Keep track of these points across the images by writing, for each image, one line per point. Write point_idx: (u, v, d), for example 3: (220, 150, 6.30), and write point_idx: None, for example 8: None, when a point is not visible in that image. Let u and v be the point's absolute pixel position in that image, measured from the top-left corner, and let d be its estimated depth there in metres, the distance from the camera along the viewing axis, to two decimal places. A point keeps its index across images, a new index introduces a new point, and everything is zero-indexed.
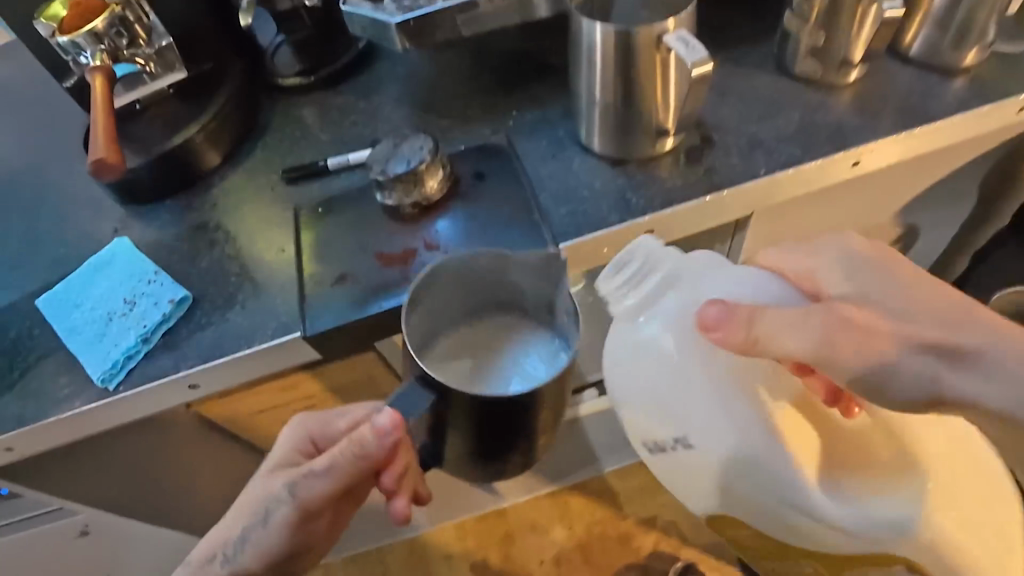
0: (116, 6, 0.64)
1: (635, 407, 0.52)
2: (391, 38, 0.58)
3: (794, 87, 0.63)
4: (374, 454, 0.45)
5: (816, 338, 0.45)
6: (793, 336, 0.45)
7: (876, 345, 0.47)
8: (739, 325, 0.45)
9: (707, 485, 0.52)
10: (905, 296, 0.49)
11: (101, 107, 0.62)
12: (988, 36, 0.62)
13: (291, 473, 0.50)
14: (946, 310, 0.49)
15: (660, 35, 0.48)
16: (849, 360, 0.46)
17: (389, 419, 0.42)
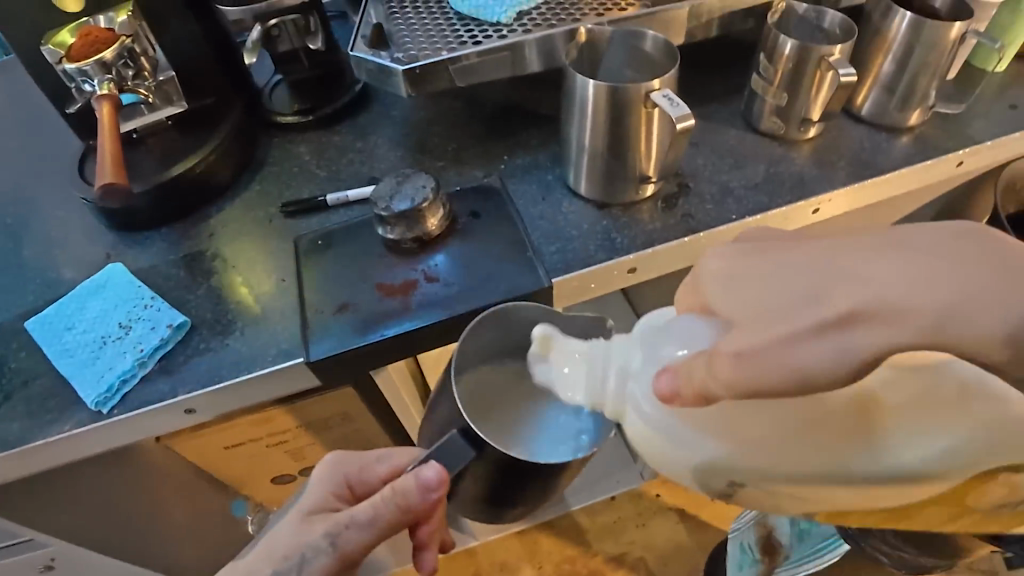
0: (126, 39, 0.68)
1: (665, 468, 0.43)
2: (395, 83, 0.63)
3: (760, 141, 0.70)
4: (417, 508, 0.45)
5: (753, 348, 0.34)
6: (736, 372, 0.34)
7: (781, 354, 0.33)
8: (695, 376, 0.35)
9: (816, 499, 0.40)
10: (794, 277, 0.36)
11: (108, 135, 0.65)
12: (928, 99, 0.69)
13: (331, 521, 0.49)
14: (875, 255, 0.34)
15: (647, 92, 0.53)
16: (799, 367, 0.33)
17: (434, 474, 0.43)
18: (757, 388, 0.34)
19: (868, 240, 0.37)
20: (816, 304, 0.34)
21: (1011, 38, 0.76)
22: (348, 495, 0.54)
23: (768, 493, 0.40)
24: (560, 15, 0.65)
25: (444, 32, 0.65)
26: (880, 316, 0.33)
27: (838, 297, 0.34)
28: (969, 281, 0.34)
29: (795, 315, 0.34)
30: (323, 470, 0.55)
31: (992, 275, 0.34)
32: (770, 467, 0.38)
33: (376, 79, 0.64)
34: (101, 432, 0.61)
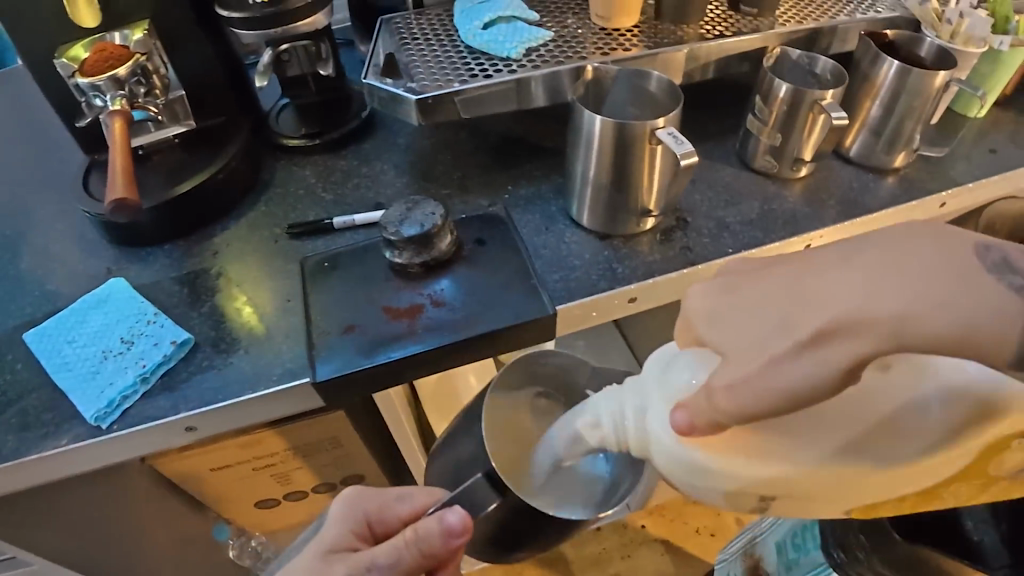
0: (141, 57, 0.70)
1: (700, 488, 0.44)
2: (405, 110, 0.64)
3: (755, 179, 0.72)
4: (439, 552, 0.47)
5: (743, 377, 0.35)
6: (736, 400, 0.35)
7: (767, 377, 0.34)
8: (701, 408, 0.37)
9: (846, 487, 0.42)
10: (770, 306, 0.37)
11: (121, 151, 0.66)
12: (913, 142, 0.72)
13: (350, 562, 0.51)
14: (829, 271, 0.35)
15: (653, 130, 0.56)
16: (774, 387, 0.34)
17: (458, 519, 0.44)
18: (756, 411, 0.35)
19: (830, 256, 0.38)
20: (787, 331, 0.35)
21: (989, 87, 0.80)
22: (366, 532, 0.55)
23: (800, 494, 0.42)
24: (567, 53, 0.68)
25: (455, 65, 0.67)
26: (851, 329, 0.33)
27: (806, 322, 0.35)
28: (920, 283, 0.34)
29: (770, 343, 0.35)
30: (341, 505, 0.56)
31: (944, 273, 0.34)
32: (793, 466, 0.41)
33: (387, 107, 0.66)
34: (98, 448, 0.61)
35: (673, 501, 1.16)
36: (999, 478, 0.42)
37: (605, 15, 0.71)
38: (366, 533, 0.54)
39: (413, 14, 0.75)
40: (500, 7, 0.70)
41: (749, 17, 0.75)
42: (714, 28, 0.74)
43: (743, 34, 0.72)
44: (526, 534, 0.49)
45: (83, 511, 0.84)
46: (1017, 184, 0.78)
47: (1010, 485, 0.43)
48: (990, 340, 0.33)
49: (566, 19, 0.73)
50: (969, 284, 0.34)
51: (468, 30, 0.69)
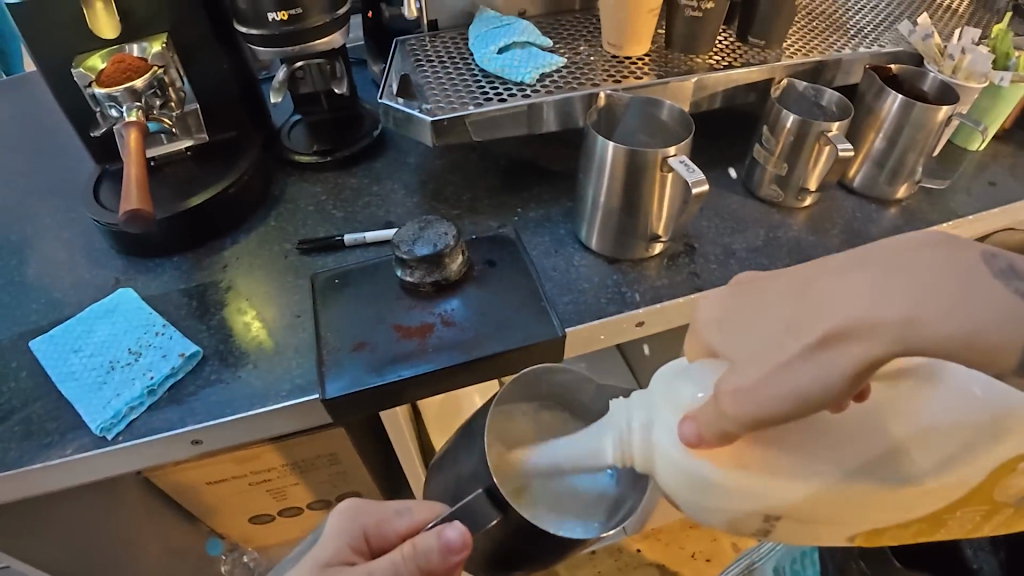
0: (158, 69, 0.71)
1: (708, 508, 0.43)
2: (418, 131, 0.65)
3: (761, 207, 0.73)
4: (438, 569, 0.46)
5: (750, 382, 0.35)
6: (748, 400, 0.35)
7: (774, 381, 0.34)
8: (711, 418, 0.37)
9: (852, 516, 0.41)
10: (779, 313, 0.37)
11: (135, 162, 0.66)
12: (915, 175, 0.72)
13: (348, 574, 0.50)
14: (835, 282, 0.35)
15: (664, 157, 0.57)
16: (792, 390, 0.34)
17: (459, 534, 0.44)
18: (763, 416, 0.35)
19: (840, 259, 0.37)
20: (797, 335, 0.35)
21: (990, 121, 0.82)
22: (364, 546, 0.54)
23: (801, 518, 0.42)
24: (579, 80, 0.69)
25: (470, 87, 0.68)
26: (858, 331, 0.33)
27: (814, 327, 0.34)
28: (925, 287, 0.33)
29: (779, 348, 0.35)
30: (339, 517, 0.55)
31: (951, 274, 0.33)
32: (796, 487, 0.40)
33: (401, 127, 0.67)
34: (103, 458, 0.61)
35: (669, 525, 1.16)
36: (1005, 506, 0.42)
37: (616, 43, 0.72)
38: (364, 546, 0.54)
39: (428, 37, 0.76)
40: (514, 33, 0.71)
41: (758, 49, 0.76)
42: (724, 58, 0.75)
43: (751, 66, 0.73)
44: (532, 552, 0.49)
45: (80, 520, 0.83)
46: (1017, 218, 0.79)
47: (1013, 517, 0.43)
48: (994, 346, 0.32)
49: (578, 46, 0.75)
50: (977, 285, 0.32)
51: (483, 54, 0.70)
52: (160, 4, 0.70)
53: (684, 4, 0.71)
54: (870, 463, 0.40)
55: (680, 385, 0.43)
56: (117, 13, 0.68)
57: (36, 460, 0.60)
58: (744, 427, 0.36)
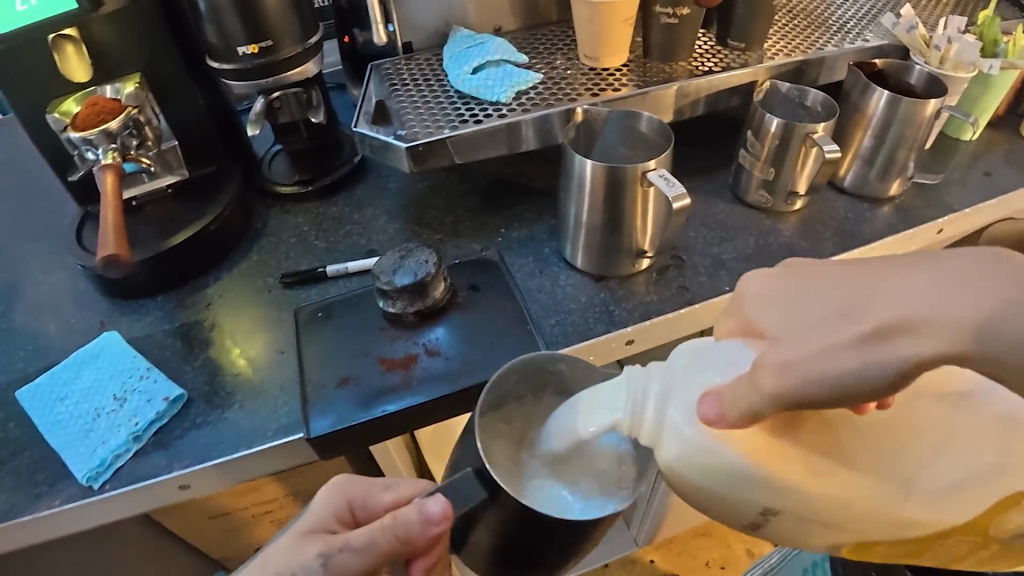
0: (133, 109, 0.70)
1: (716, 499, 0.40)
2: (396, 157, 0.64)
3: (751, 213, 0.71)
4: (419, 540, 0.45)
5: (794, 359, 0.32)
6: (795, 381, 0.32)
7: (816, 362, 0.32)
8: (740, 400, 0.34)
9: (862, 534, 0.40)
10: (832, 294, 0.34)
11: (111, 205, 0.65)
12: (907, 170, 0.70)
13: (327, 544, 0.48)
14: (897, 273, 0.33)
15: (644, 171, 0.56)
16: (840, 377, 0.31)
17: (441, 508, 0.42)
18: (802, 398, 0.32)
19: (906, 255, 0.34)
20: (852, 320, 0.32)
21: (980, 110, 0.80)
22: (350, 519, 0.52)
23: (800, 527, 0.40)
24: (557, 95, 0.68)
25: (446, 110, 0.67)
26: (914, 327, 0.31)
27: (873, 313, 0.32)
28: (1003, 289, 0.30)
29: (828, 330, 0.33)
30: (327, 487, 0.53)
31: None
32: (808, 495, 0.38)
33: (378, 154, 0.66)
34: (91, 509, 0.59)
35: (681, 535, 1.14)
36: (994, 542, 0.42)
37: (594, 55, 0.71)
38: (350, 520, 0.52)
39: (404, 59, 0.75)
40: (489, 52, 0.70)
41: (737, 52, 0.75)
42: (703, 63, 0.74)
43: (732, 70, 0.72)
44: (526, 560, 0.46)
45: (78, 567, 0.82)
46: (1014, 207, 0.77)
47: (997, 553, 0.43)
48: None
49: (555, 59, 0.73)
50: None
51: (458, 75, 0.69)
52: (132, 46, 0.70)
53: (659, 12, 0.70)
54: (901, 472, 0.38)
55: (706, 363, 0.38)
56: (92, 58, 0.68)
57: (24, 514, 0.59)
58: (776, 407, 0.33)
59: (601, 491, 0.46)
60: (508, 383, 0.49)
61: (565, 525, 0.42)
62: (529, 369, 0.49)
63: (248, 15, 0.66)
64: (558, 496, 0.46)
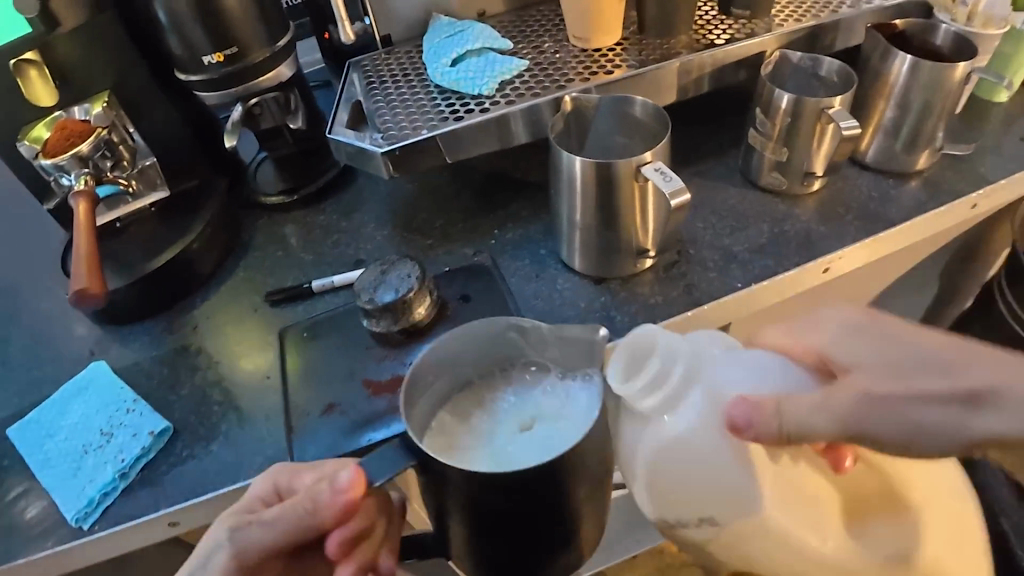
0: (103, 130, 0.66)
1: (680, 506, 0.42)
2: (376, 164, 0.59)
3: (764, 198, 0.65)
4: (328, 512, 0.41)
5: (870, 395, 0.40)
6: (879, 421, 0.39)
7: (895, 407, 0.40)
8: (771, 425, 0.38)
9: None
10: (919, 345, 0.42)
11: (84, 234, 0.62)
12: (936, 140, 0.63)
13: (240, 516, 0.44)
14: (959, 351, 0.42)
15: (637, 166, 0.52)
16: (887, 422, 0.39)
17: (348, 476, 0.39)
18: (878, 431, 0.39)
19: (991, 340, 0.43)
20: (945, 374, 0.41)
21: (1015, 69, 0.72)
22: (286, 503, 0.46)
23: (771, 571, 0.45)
24: (544, 83, 0.63)
25: (425, 108, 0.63)
26: (995, 398, 0.39)
27: (960, 377, 0.40)
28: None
29: (935, 378, 0.41)
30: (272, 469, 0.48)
31: None
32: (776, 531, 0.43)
33: (356, 161, 0.61)
34: (80, 552, 0.57)
35: None
36: None
37: (583, 36, 0.66)
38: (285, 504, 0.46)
39: (382, 54, 0.70)
40: (468, 40, 0.65)
41: (742, 21, 0.69)
42: (707, 35, 0.68)
43: (737, 41, 0.66)
44: (498, 543, 0.42)
45: None
46: None
47: None
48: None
49: (542, 42, 0.68)
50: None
51: (436, 68, 0.64)
52: (98, 61, 0.66)
53: None
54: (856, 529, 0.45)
55: (745, 367, 0.42)
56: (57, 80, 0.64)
57: (11, 560, 0.56)
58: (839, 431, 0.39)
59: (558, 448, 0.41)
60: (459, 357, 0.47)
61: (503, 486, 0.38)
62: (476, 340, 0.47)
63: (212, 21, 0.62)
64: (500, 454, 0.42)
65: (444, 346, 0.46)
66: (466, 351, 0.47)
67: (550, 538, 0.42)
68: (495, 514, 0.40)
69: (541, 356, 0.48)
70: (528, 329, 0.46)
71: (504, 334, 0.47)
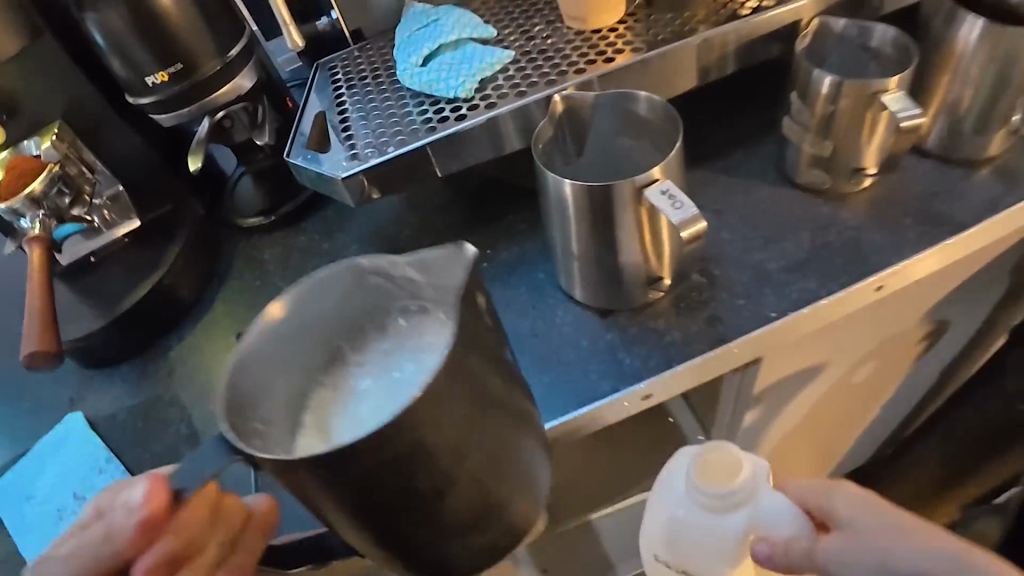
0: (55, 165, 0.59)
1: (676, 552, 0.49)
2: (339, 190, 0.52)
3: (805, 198, 0.55)
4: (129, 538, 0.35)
5: (841, 548, 0.42)
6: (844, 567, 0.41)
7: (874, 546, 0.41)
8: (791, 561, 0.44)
9: None
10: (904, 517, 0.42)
11: (38, 288, 0.55)
12: (1015, 119, 0.52)
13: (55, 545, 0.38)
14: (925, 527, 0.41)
15: (639, 187, 0.42)
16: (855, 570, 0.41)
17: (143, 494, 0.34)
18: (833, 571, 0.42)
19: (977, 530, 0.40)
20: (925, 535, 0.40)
21: None
22: None
23: None
24: (532, 78, 0.54)
25: (395, 119, 0.54)
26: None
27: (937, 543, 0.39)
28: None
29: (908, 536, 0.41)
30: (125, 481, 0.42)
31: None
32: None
33: (320, 187, 0.53)
34: None
35: None
36: None
37: (578, 15, 0.56)
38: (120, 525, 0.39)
39: (353, 52, 0.61)
40: (442, 31, 0.56)
41: None
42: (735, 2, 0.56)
43: (765, 7, 0.54)
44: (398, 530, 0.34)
45: None
46: None
47: None
48: None
49: (533, 26, 0.58)
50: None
51: (405, 68, 0.55)
52: (43, 88, 0.59)
53: None
54: None
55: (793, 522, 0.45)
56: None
57: None
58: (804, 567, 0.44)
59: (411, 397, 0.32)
60: (316, 317, 0.39)
61: (353, 471, 0.30)
62: (331, 294, 0.38)
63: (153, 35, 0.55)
64: (361, 426, 0.35)
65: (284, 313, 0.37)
66: (320, 309, 0.39)
67: (449, 515, 0.35)
68: (371, 501, 0.32)
69: (417, 298, 0.39)
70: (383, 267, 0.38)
71: (364, 280, 0.39)
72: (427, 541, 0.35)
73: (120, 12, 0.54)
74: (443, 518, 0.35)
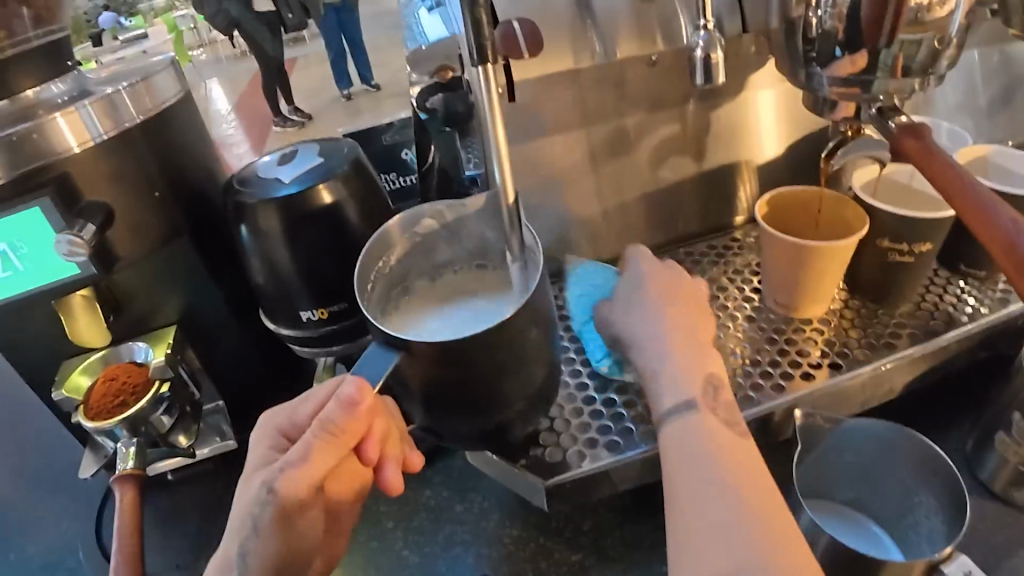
0: (162, 384, 0.50)
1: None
2: (539, 504, 0.43)
3: (1011, 515, 0.47)
4: (352, 425, 0.34)
5: None
6: None
7: None
8: None
9: None
10: None
11: (125, 525, 0.46)
12: None
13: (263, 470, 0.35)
14: None
15: (933, 564, 0.38)
16: None
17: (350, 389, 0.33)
18: None
19: None
20: None
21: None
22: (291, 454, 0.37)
23: None
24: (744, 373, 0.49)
25: (596, 404, 0.48)
26: None
27: None
28: None
29: None
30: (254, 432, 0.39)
31: None
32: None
33: (510, 480, 0.45)
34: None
35: None
36: None
37: (790, 303, 0.53)
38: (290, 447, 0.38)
39: None
40: None
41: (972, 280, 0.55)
42: (948, 305, 0.54)
43: (980, 314, 0.52)
44: (464, 391, 0.37)
45: None
46: None
47: None
48: None
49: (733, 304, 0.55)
50: None
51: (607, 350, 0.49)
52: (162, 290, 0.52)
53: (885, 246, 0.51)
54: None
55: None
56: (107, 314, 0.50)
57: None
58: None
59: (483, 292, 0.42)
60: (403, 257, 0.43)
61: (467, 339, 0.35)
62: (418, 243, 0.44)
63: (310, 243, 0.47)
64: (455, 314, 0.40)
65: (396, 237, 0.42)
66: (400, 250, 0.43)
67: (520, 389, 0.39)
68: (475, 371, 0.36)
69: (468, 233, 0.44)
70: (444, 209, 0.43)
71: (425, 224, 0.43)
72: (498, 405, 0.39)
73: (275, 213, 0.46)
74: (509, 393, 0.38)
